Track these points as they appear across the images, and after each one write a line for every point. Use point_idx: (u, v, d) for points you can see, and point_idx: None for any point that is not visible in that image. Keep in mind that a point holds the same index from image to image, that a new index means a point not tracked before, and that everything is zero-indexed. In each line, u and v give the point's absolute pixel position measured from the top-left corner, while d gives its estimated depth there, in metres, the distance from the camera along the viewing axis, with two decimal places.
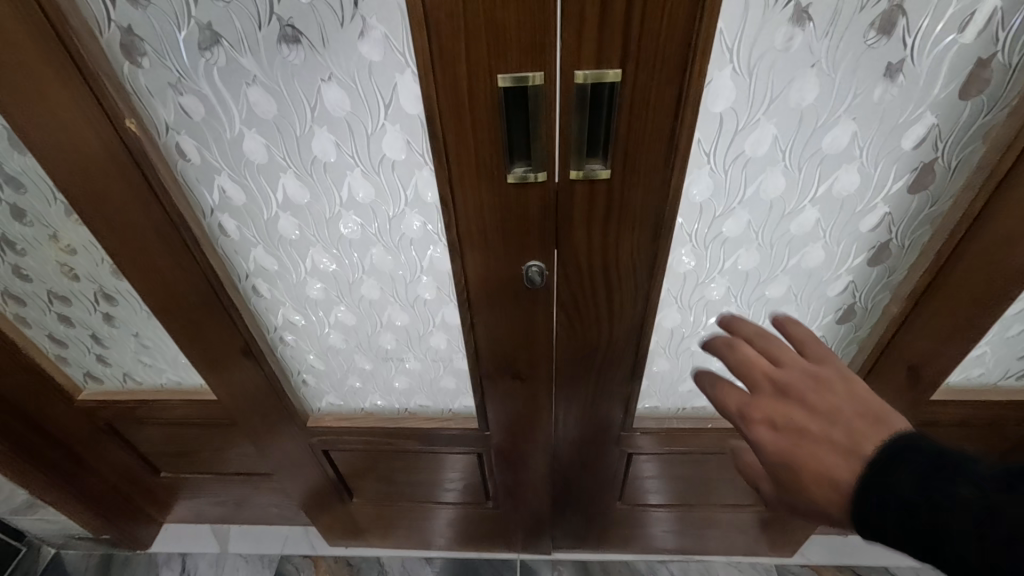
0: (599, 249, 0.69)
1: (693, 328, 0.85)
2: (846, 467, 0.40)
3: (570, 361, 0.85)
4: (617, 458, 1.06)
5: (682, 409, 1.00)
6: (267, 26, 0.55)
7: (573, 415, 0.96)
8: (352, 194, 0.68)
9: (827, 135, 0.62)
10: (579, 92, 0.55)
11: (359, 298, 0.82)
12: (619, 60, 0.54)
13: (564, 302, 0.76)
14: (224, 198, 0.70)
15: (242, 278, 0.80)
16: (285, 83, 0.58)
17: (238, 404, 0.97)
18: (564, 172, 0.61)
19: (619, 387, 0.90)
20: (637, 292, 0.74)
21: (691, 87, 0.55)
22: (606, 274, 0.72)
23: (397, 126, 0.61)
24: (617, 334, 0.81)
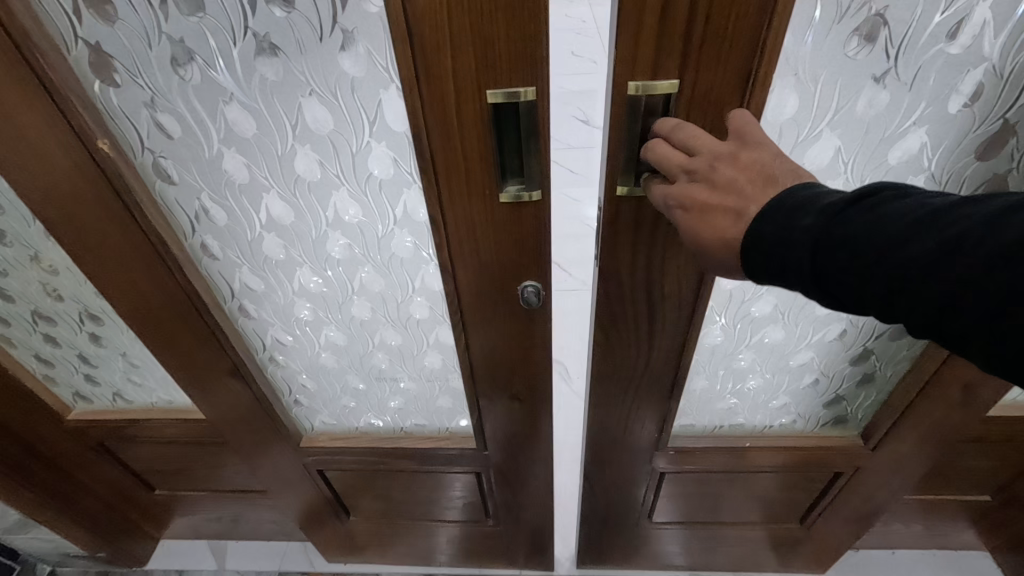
0: (645, 269, 0.66)
1: (738, 347, 0.82)
2: (737, 226, 0.42)
3: (610, 382, 0.82)
4: (643, 478, 1.02)
5: (716, 428, 0.97)
6: (243, 41, 0.52)
7: (603, 436, 0.92)
8: (338, 213, 0.65)
9: (818, 147, 0.59)
10: (632, 103, 0.52)
11: (348, 317, 0.78)
12: (677, 70, 0.50)
13: (602, 321, 0.73)
14: (206, 218, 0.67)
15: (228, 298, 0.77)
16: (263, 101, 0.55)
17: (232, 425, 0.95)
18: (610, 190, 0.58)
19: (654, 406, 0.86)
20: (680, 312, 0.71)
21: (754, 96, 0.52)
22: (649, 293, 0.69)
23: (384, 143, 0.58)
24: (656, 354, 0.77)
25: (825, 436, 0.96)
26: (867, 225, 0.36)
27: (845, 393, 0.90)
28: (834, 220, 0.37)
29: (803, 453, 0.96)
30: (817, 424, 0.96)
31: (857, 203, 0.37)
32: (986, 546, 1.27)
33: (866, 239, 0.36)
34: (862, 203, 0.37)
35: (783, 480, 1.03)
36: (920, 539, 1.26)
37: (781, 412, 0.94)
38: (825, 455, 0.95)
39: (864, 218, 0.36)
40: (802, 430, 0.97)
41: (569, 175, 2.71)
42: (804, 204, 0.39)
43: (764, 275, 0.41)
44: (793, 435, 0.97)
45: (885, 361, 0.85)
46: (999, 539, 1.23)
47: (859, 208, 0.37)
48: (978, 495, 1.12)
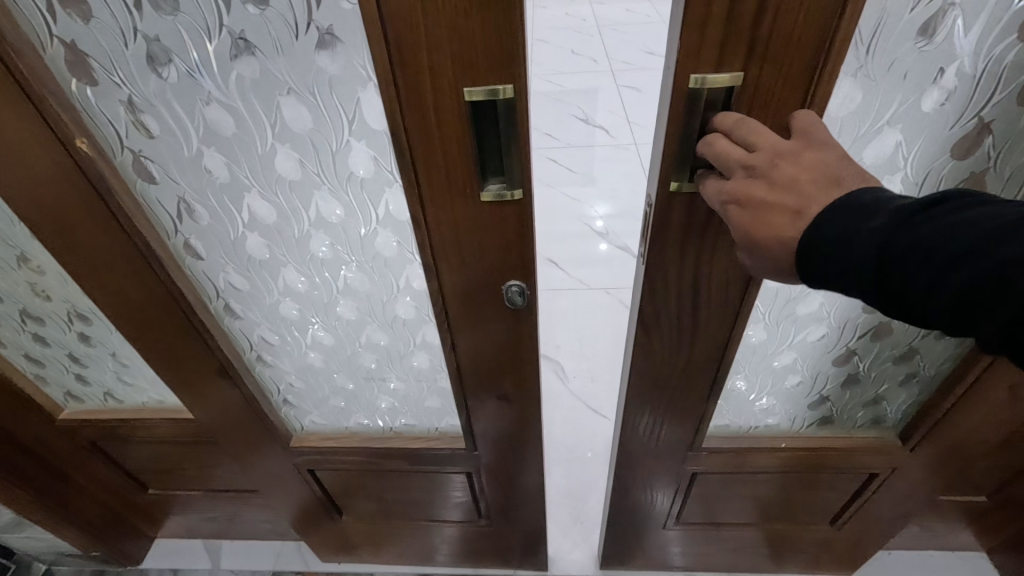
0: (694, 268, 0.65)
1: (779, 346, 0.81)
2: (795, 227, 0.43)
3: (651, 381, 0.81)
4: (672, 479, 1.01)
5: (749, 429, 0.96)
6: (217, 40, 0.51)
7: (640, 437, 0.91)
8: (319, 213, 0.64)
9: (871, 144, 0.58)
10: (692, 97, 0.52)
11: (335, 317, 0.78)
12: (742, 62, 0.50)
13: (645, 321, 0.72)
14: (189, 218, 0.66)
15: (214, 298, 0.76)
16: (241, 100, 0.55)
17: (223, 425, 0.94)
18: (663, 186, 0.58)
19: (691, 406, 0.85)
20: (725, 312, 0.71)
21: (818, 90, 0.51)
22: (695, 292, 0.68)
23: (364, 142, 0.57)
24: (696, 353, 0.76)
25: (863, 436, 0.95)
26: (936, 232, 0.38)
27: (885, 393, 0.89)
28: (902, 226, 0.39)
29: (795, 455, 0.95)
30: (853, 424, 0.95)
31: (926, 209, 0.39)
32: (983, 546, 1.26)
33: (935, 247, 0.37)
34: (933, 209, 0.39)
35: (779, 481, 1.02)
36: (916, 539, 1.25)
37: (817, 411, 0.93)
38: (816, 454, 0.95)
39: (934, 224, 0.38)
40: (838, 430, 0.96)
41: (567, 174, 2.75)
42: (870, 209, 0.40)
43: (820, 278, 0.42)
44: (828, 434, 0.96)
45: (929, 361, 0.84)
46: (998, 539, 1.21)
47: (928, 215, 0.39)
48: (974, 496, 1.11)
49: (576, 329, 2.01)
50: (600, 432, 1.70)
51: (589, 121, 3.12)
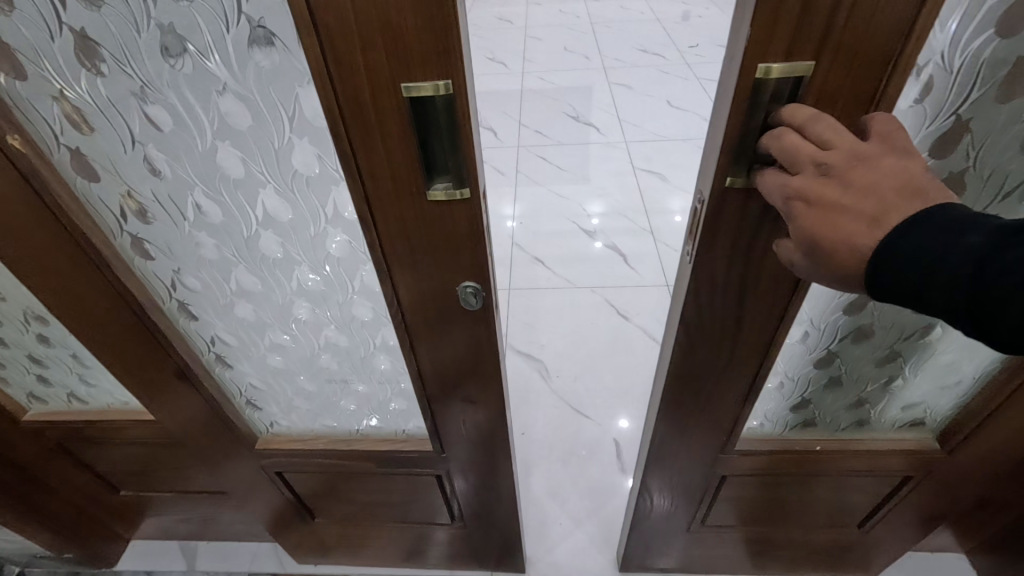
0: (742, 265, 0.61)
1: (822, 350, 0.76)
2: (870, 234, 0.41)
3: (687, 384, 0.77)
4: (701, 483, 0.97)
5: (785, 432, 0.91)
6: (147, 33, 0.49)
7: (671, 440, 0.87)
8: (267, 212, 0.63)
9: (941, 139, 0.55)
10: (757, 88, 0.47)
11: (292, 318, 0.76)
12: (815, 52, 0.45)
13: (687, 322, 0.68)
14: (134, 218, 0.64)
15: (167, 299, 0.74)
16: (177, 96, 0.53)
17: (193, 426, 0.92)
18: (718, 182, 0.54)
19: (727, 410, 0.81)
20: (770, 314, 0.66)
21: (895, 82, 0.47)
22: (741, 293, 0.64)
23: (306, 139, 0.55)
24: (739, 354, 0.72)
25: (901, 438, 0.89)
26: None
27: (926, 396, 0.83)
28: (1002, 244, 0.36)
29: (768, 461, 0.91)
30: (890, 427, 0.88)
31: None
32: (964, 548, 1.25)
33: None
34: None
35: (756, 486, 0.99)
36: None
37: (855, 413, 0.87)
38: (790, 460, 0.90)
39: None
40: (874, 433, 0.90)
41: (557, 171, 2.74)
42: (966, 225, 0.38)
43: (896, 294, 0.40)
44: (864, 438, 0.90)
45: (976, 363, 0.77)
46: (978, 540, 1.20)
47: None
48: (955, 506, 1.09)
49: (561, 327, 2.00)
50: (583, 431, 1.69)
51: (581, 119, 3.11)
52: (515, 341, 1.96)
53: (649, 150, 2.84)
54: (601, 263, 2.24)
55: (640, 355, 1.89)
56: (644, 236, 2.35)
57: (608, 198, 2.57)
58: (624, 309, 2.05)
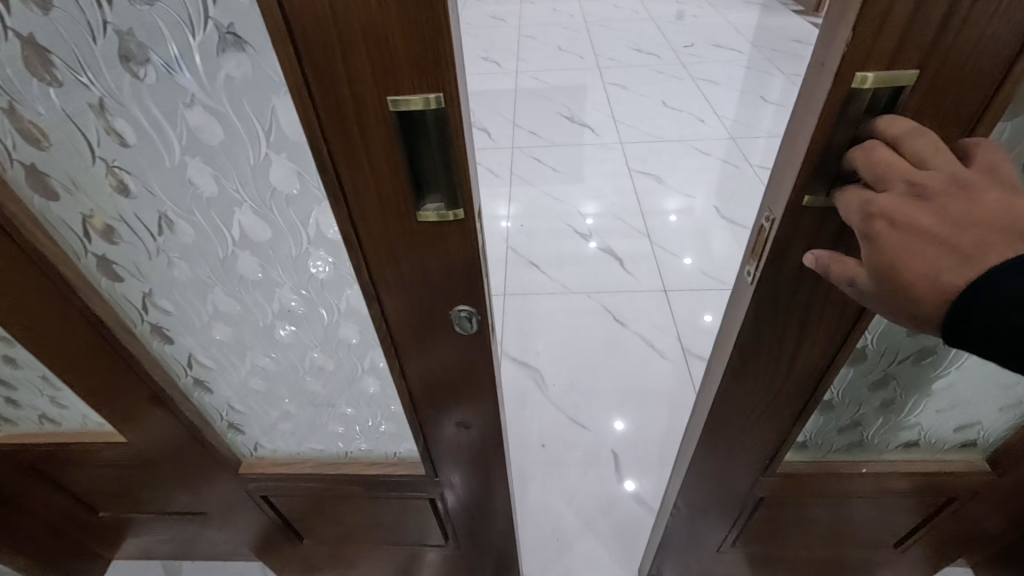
0: (809, 289, 0.55)
1: (879, 373, 0.71)
2: (959, 275, 0.37)
3: (732, 409, 0.71)
4: (735, 508, 0.91)
5: (829, 454, 0.86)
6: (103, 39, 0.44)
7: (709, 463, 0.82)
8: (244, 232, 0.58)
9: None
10: (852, 99, 0.42)
11: (273, 340, 0.72)
12: (921, 60, 0.40)
13: (742, 347, 0.63)
14: (99, 238, 0.59)
15: (139, 322, 0.69)
16: (141, 108, 0.48)
17: (174, 451, 0.87)
18: (794, 202, 0.48)
19: (769, 436, 0.75)
20: (831, 339, 0.60)
21: (1004, 94, 0.41)
22: (803, 318, 0.58)
23: (284, 155, 0.51)
24: (790, 381, 0.66)
25: (948, 459, 0.84)
26: None
27: (981, 416, 0.78)
28: None
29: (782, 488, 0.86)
30: (941, 448, 0.84)
31: None
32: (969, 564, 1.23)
33: None
34: None
35: (764, 514, 0.94)
36: None
37: (901, 433, 0.82)
38: (802, 485, 0.85)
39: None
40: (923, 454, 0.85)
41: (551, 173, 2.70)
42: None
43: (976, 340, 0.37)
44: (910, 459, 0.85)
45: None
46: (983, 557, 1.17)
47: None
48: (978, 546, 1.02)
49: (558, 333, 1.96)
50: (579, 441, 1.65)
51: (575, 120, 3.07)
52: (510, 348, 1.91)
53: (644, 151, 2.80)
54: (596, 265, 2.21)
55: (638, 363, 1.85)
56: (640, 239, 2.31)
57: (601, 196, 2.54)
58: (621, 315, 2.01)
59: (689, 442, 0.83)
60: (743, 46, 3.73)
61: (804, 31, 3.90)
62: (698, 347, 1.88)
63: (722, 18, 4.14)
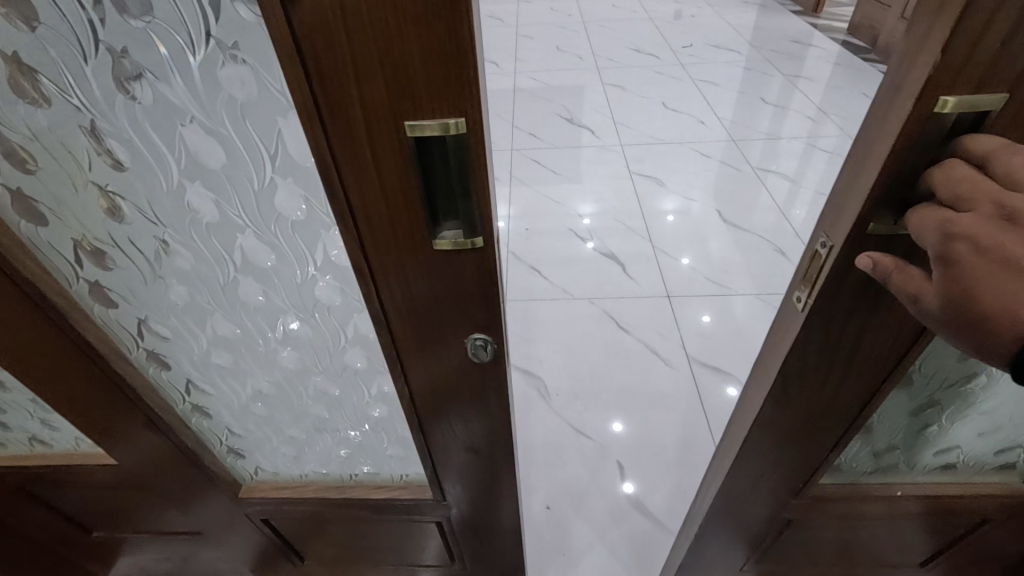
0: (864, 313, 0.52)
1: (923, 397, 0.68)
2: None
3: (770, 435, 0.68)
4: (759, 534, 0.88)
5: (865, 476, 0.80)
6: (96, 58, 0.41)
7: (739, 491, 0.78)
8: (246, 257, 0.55)
9: None
10: (933, 124, 0.39)
11: (275, 365, 0.68)
12: (1010, 84, 0.37)
13: (788, 374, 0.59)
14: (91, 263, 0.56)
15: (134, 349, 0.66)
16: (136, 131, 0.45)
17: (171, 479, 0.83)
18: (857, 229, 0.45)
19: (805, 461, 0.72)
20: (881, 364, 0.57)
21: None
22: (855, 342, 0.55)
23: (290, 179, 0.47)
24: (835, 404, 0.63)
25: (988, 482, 0.79)
26: None
27: None
28: None
29: (805, 513, 0.82)
30: (981, 469, 0.79)
31: None
32: None
33: None
34: None
35: (784, 540, 0.90)
36: None
37: (939, 454, 0.78)
38: (825, 511, 0.81)
39: None
40: (964, 476, 0.80)
41: (551, 175, 2.66)
42: None
43: None
44: (950, 480, 0.80)
45: None
46: None
47: None
48: None
49: (560, 341, 1.93)
50: (584, 452, 1.61)
51: (575, 121, 3.03)
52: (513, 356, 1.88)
53: (643, 151, 2.78)
54: (589, 263, 2.21)
55: (642, 371, 1.81)
56: (641, 243, 2.28)
57: (599, 196, 2.53)
58: (624, 322, 1.98)
59: (719, 468, 0.79)
60: (743, 46, 3.71)
61: (803, 32, 3.88)
62: (702, 354, 1.85)
63: (721, 18, 4.12)
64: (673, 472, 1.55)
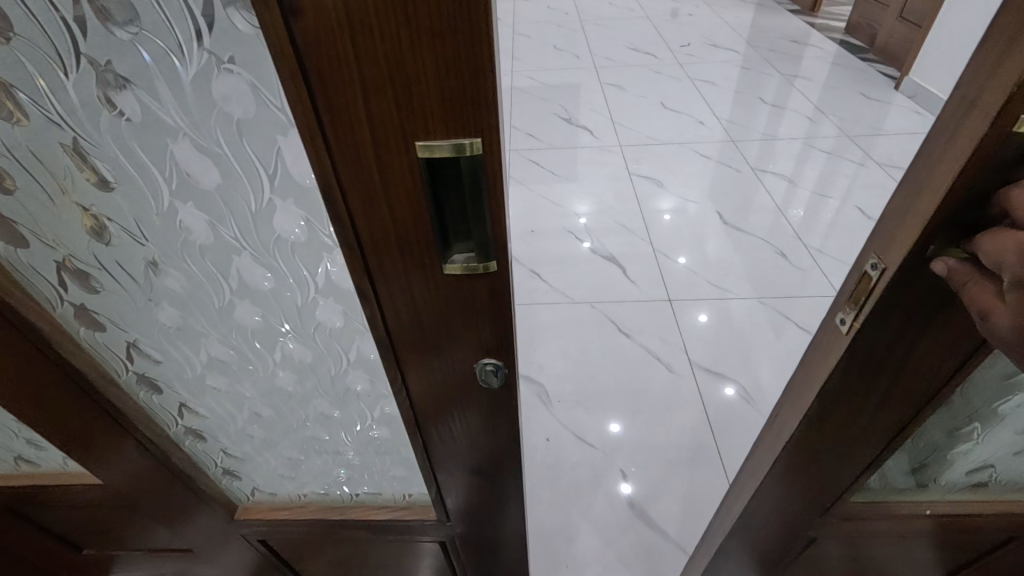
0: (912, 338, 0.48)
1: (962, 418, 0.63)
2: None
3: (799, 455, 0.65)
4: (778, 553, 0.84)
5: (895, 497, 0.75)
6: (77, 72, 0.37)
7: (765, 506, 0.76)
8: (243, 279, 0.52)
9: None
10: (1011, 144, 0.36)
11: (273, 387, 0.65)
12: None
13: (830, 394, 0.56)
14: (76, 286, 0.52)
15: (123, 372, 0.62)
16: (123, 149, 0.42)
17: (163, 506, 0.79)
18: (916, 251, 0.42)
19: (833, 484, 0.68)
20: (922, 392, 0.53)
21: None
22: (900, 366, 0.51)
23: (290, 201, 0.44)
24: (872, 430, 0.59)
25: None
26: None
27: None
28: None
29: (819, 531, 0.78)
30: None
31: None
32: None
33: None
34: None
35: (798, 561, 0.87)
36: None
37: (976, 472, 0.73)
38: (842, 531, 0.78)
39: None
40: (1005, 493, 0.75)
41: (549, 176, 2.63)
42: None
43: None
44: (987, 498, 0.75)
45: None
46: None
47: None
48: None
49: (561, 346, 1.90)
50: (585, 462, 1.58)
51: (572, 121, 3.00)
52: None
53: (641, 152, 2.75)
54: (586, 263, 2.19)
55: (643, 376, 1.79)
56: (640, 244, 2.25)
57: (598, 197, 2.50)
58: (625, 326, 1.95)
59: (749, 481, 0.78)
60: (740, 45, 3.69)
61: (800, 31, 3.87)
62: (703, 358, 1.82)
63: (719, 18, 4.09)
64: (677, 481, 1.52)
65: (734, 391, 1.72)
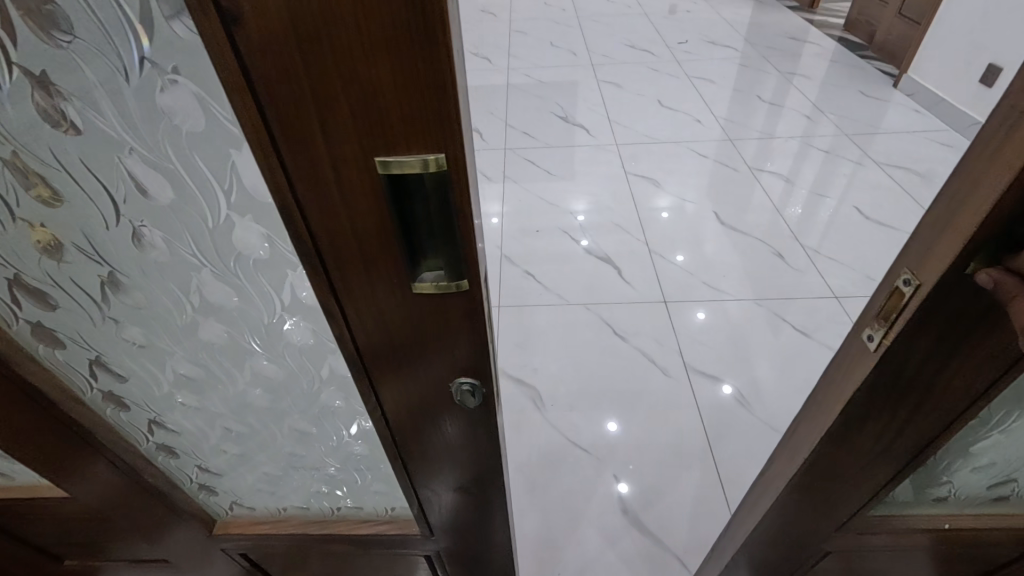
0: (940, 356, 0.46)
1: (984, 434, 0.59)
2: None
3: (816, 470, 0.63)
4: (791, 565, 0.82)
5: (911, 509, 0.72)
6: (11, 82, 0.35)
7: (781, 518, 0.74)
8: (205, 297, 0.49)
9: None
10: None
11: (245, 404, 0.63)
12: None
13: (851, 410, 0.54)
14: (30, 303, 0.50)
15: (88, 390, 0.60)
16: (68, 163, 0.39)
17: (137, 522, 0.77)
18: (955, 267, 0.40)
19: (850, 504, 0.65)
20: (949, 415, 0.50)
21: None
22: (927, 385, 0.48)
23: (250, 217, 0.42)
24: (895, 450, 0.56)
25: None
26: None
27: None
28: None
29: (819, 545, 0.76)
30: None
31: None
32: None
33: None
34: None
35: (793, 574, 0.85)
36: None
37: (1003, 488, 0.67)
38: (840, 545, 0.76)
39: None
40: None
41: (544, 176, 2.60)
42: None
43: None
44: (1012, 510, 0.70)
45: None
46: None
47: None
48: None
49: (555, 348, 1.88)
50: (578, 466, 1.56)
51: (568, 119, 2.97)
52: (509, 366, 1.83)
53: (637, 150, 2.73)
54: (580, 263, 2.17)
55: (637, 379, 1.76)
56: (636, 244, 2.23)
57: (593, 196, 2.47)
58: (621, 328, 1.93)
59: (767, 491, 0.76)
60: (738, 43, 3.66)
61: (798, 29, 3.84)
62: (699, 361, 1.80)
63: (716, 15, 4.06)
64: (671, 485, 1.50)
65: (729, 392, 1.70)
